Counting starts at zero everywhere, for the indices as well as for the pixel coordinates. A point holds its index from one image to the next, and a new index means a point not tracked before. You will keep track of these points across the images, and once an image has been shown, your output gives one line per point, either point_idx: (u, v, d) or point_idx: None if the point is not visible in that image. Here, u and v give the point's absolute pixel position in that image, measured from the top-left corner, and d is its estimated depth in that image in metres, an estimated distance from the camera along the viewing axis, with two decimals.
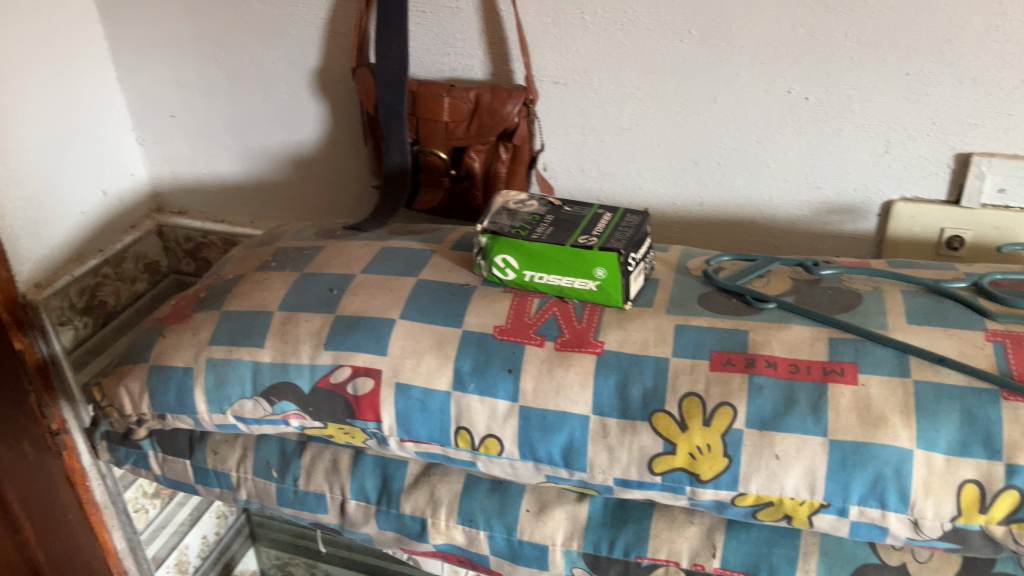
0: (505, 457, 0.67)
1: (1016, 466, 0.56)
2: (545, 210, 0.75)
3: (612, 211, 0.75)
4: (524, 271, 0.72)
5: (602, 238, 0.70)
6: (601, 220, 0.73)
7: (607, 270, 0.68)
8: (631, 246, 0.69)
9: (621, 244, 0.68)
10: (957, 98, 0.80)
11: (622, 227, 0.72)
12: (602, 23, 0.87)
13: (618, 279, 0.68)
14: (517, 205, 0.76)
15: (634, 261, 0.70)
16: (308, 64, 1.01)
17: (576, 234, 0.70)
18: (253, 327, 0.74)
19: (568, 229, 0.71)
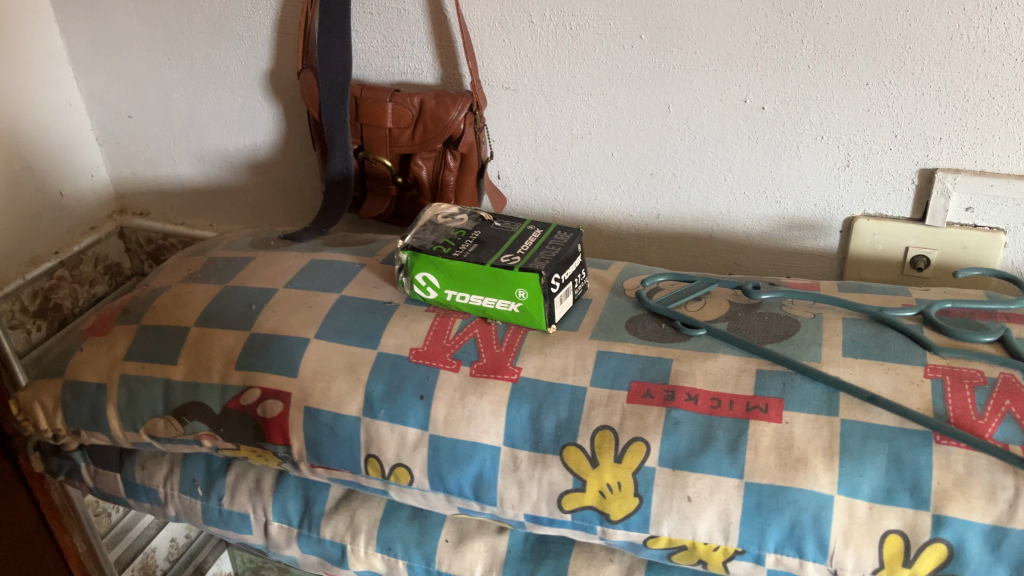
0: (415, 487, 0.64)
1: (943, 517, 0.52)
2: (474, 225, 0.71)
3: (544, 228, 0.70)
4: (445, 290, 0.68)
5: (526, 257, 0.65)
6: (530, 238, 0.69)
7: (529, 292, 0.64)
8: (555, 266, 0.64)
9: (543, 264, 0.64)
10: (920, 110, 0.75)
11: (550, 246, 0.68)
12: (551, 26, 0.83)
13: (539, 301, 0.64)
14: (445, 219, 0.72)
15: (560, 282, 0.66)
16: (259, 65, 0.98)
17: (499, 253, 0.66)
18: (168, 344, 0.71)
19: (492, 246, 0.68)
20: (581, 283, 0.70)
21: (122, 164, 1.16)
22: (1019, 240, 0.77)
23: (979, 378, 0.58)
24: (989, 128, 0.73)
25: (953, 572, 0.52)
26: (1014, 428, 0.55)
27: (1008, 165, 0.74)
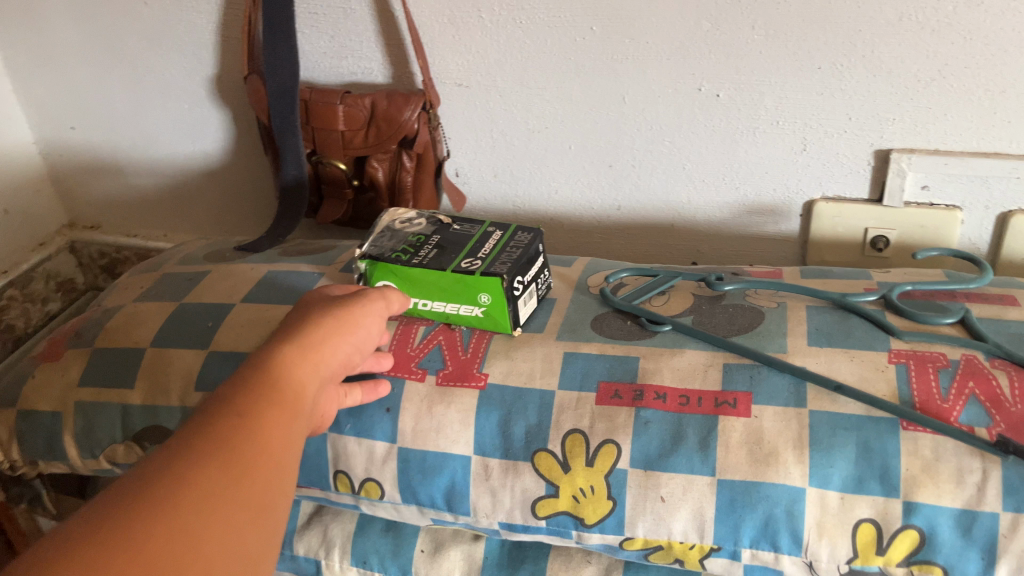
0: (387, 501, 0.63)
1: (914, 504, 0.53)
2: (433, 229, 0.70)
3: (504, 229, 0.69)
4: (407, 297, 0.67)
5: (488, 260, 0.64)
6: (490, 240, 0.67)
7: (492, 296, 0.63)
8: (517, 269, 0.63)
9: (505, 267, 0.63)
10: (872, 91, 0.74)
11: (511, 247, 0.66)
12: (501, 20, 0.81)
13: (503, 305, 0.63)
14: (403, 224, 0.70)
15: (523, 284, 0.65)
16: (204, 71, 0.95)
17: (460, 257, 0.65)
18: (124, 366, 0.69)
19: (452, 251, 0.66)
20: (545, 282, 0.69)
21: (68, 177, 1.12)
22: (975, 218, 0.78)
23: (942, 361, 0.58)
24: (941, 106, 0.73)
25: (926, 558, 0.52)
26: (978, 410, 0.55)
27: (960, 143, 0.75)
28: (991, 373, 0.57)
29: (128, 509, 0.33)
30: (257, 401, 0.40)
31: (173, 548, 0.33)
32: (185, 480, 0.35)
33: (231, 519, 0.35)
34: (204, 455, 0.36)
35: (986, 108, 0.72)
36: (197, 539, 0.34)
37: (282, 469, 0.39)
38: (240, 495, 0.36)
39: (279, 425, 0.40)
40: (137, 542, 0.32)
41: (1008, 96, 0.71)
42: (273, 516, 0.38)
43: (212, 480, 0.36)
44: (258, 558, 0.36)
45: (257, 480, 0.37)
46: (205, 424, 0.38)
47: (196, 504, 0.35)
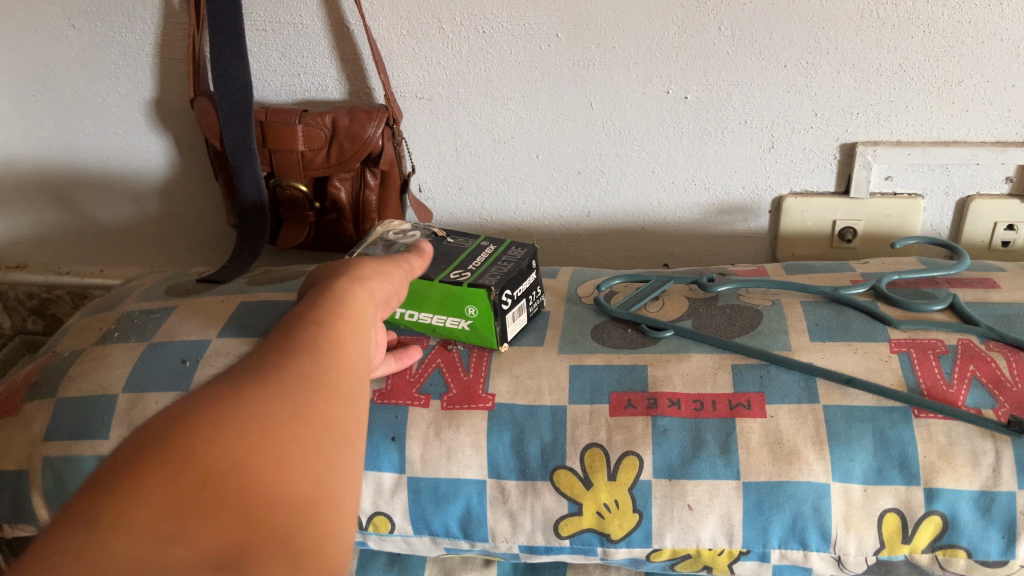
0: (397, 534, 0.60)
1: (935, 490, 0.53)
2: (424, 239, 0.67)
3: (497, 243, 0.67)
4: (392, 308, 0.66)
5: (477, 273, 0.62)
6: (482, 254, 0.65)
7: (478, 309, 0.61)
8: (507, 282, 0.61)
9: (495, 279, 0.61)
10: (836, 87, 0.76)
11: (502, 261, 0.64)
12: (463, 30, 0.79)
13: (490, 318, 0.61)
14: (397, 236, 0.67)
15: (512, 298, 0.63)
16: (141, 95, 0.88)
17: (449, 268, 0.63)
18: (95, 415, 0.64)
19: (442, 262, 0.64)
20: (535, 301, 0.68)
21: None
22: (935, 204, 0.81)
23: (940, 347, 0.60)
24: (902, 99, 0.76)
25: (950, 542, 0.53)
26: (983, 392, 0.56)
27: (920, 133, 0.77)
28: (988, 355, 0.58)
29: (236, 384, 0.34)
30: (343, 298, 0.41)
31: (283, 415, 0.34)
32: (284, 361, 0.36)
33: (332, 396, 0.36)
34: (305, 322, 0.39)
35: (944, 98, 0.75)
36: (304, 408, 0.34)
37: (371, 357, 0.40)
38: (338, 374, 0.37)
39: (361, 321, 0.41)
40: (249, 409, 0.33)
41: (964, 86, 0.74)
42: (369, 400, 0.38)
43: (311, 360, 0.36)
44: (361, 436, 0.36)
45: (351, 363, 0.38)
46: (297, 319, 0.39)
47: (298, 379, 0.35)
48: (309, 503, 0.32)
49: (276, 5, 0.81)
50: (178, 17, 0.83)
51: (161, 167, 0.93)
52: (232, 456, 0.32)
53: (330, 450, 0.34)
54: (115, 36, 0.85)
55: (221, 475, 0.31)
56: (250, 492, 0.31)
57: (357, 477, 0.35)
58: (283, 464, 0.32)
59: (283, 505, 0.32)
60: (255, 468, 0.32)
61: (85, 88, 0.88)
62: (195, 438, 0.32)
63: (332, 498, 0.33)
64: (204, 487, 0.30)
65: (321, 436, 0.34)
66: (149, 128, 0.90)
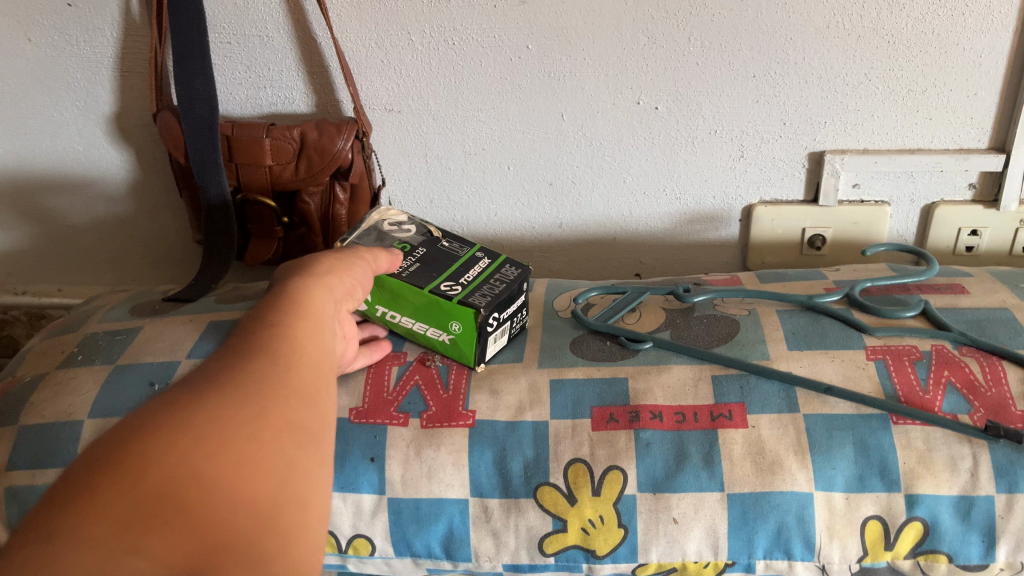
0: (378, 557, 0.59)
1: (916, 497, 0.54)
2: (421, 240, 0.67)
3: (492, 258, 0.66)
4: (377, 306, 0.66)
5: (467, 289, 0.62)
6: (476, 267, 0.65)
7: (463, 326, 0.61)
8: (496, 304, 0.61)
9: (484, 300, 0.60)
10: (804, 97, 0.77)
11: (494, 281, 0.63)
12: (432, 42, 0.78)
13: (472, 339, 0.61)
14: (392, 227, 0.68)
15: (498, 320, 0.62)
16: (100, 109, 0.86)
17: (439, 279, 0.63)
18: (59, 443, 0.61)
19: (435, 269, 0.64)
20: (521, 320, 0.67)
21: None
22: (901, 211, 0.82)
23: (915, 353, 0.60)
24: (868, 108, 0.77)
25: (931, 547, 0.54)
26: (958, 397, 0.57)
27: (886, 141, 0.79)
28: (962, 360, 0.59)
29: (197, 388, 0.35)
30: (298, 302, 0.42)
31: (242, 420, 0.34)
32: (241, 367, 0.36)
33: (290, 399, 0.36)
34: (263, 330, 0.39)
35: (908, 107, 0.77)
36: (262, 412, 0.35)
37: (327, 359, 0.41)
38: (296, 378, 0.37)
39: (317, 325, 0.41)
40: (208, 416, 0.34)
41: (928, 95, 0.76)
42: (328, 399, 0.39)
43: (268, 365, 0.37)
44: (322, 436, 0.37)
45: (308, 366, 0.39)
46: (253, 324, 0.39)
47: (256, 384, 0.36)
48: (269, 506, 0.33)
49: (240, 18, 0.79)
50: (139, 30, 0.81)
51: (122, 184, 0.91)
52: (192, 463, 0.32)
53: (290, 452, 0.35)
54: (73, 49, 0.82)
55: (180, 484, 0.32)
56: (209, 499, 0.32)
57: (320, 475, 0.36)
58: (242, 468, 0.33)
59: (244, 511, 0.32)
60: (216, 474, 0.32)
61: (41, 103, 0.86)
62: (155, 448, 0.32)
63: (294, 499, 0.34)
64: (164, 497, 0.31)
65: (283, 437, 0.35)
66: (109, 143, 0.88)
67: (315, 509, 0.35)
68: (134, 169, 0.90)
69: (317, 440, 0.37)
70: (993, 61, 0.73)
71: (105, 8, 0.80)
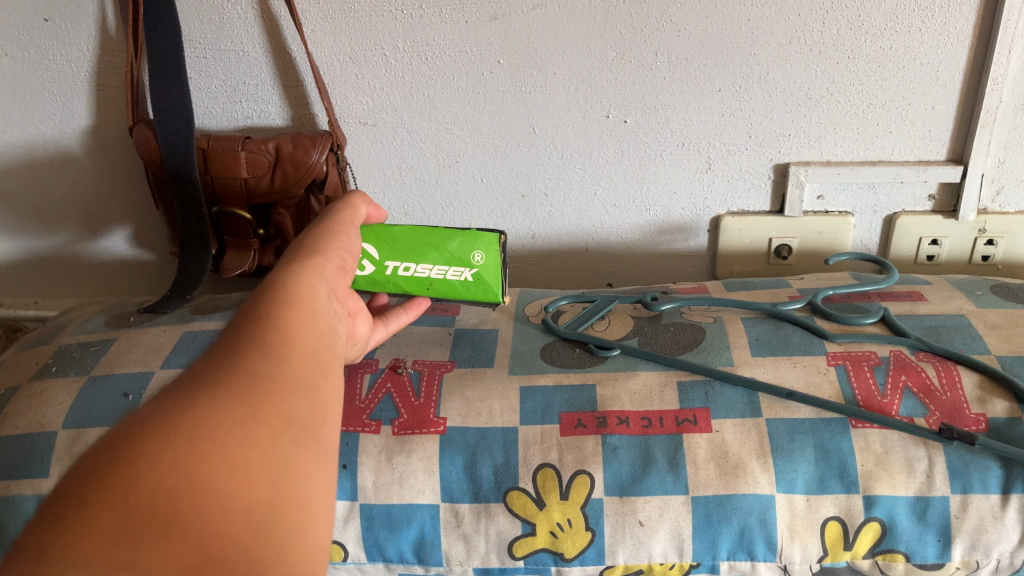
0: (351, 562, 0.60)
1: (874, 498, 0.55)
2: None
3: None
4: (385, 262, 0.57)
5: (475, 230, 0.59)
6: None
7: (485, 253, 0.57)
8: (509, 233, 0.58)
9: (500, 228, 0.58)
10: (768, 110, 0.79)
11: None
12: (405, 56, 0.80)
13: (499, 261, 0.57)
14: None
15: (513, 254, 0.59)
16: (75, 122, 0.86)
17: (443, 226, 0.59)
18: (33, 453, 0.62)
19: None
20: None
21: None
22: (864, 221, 0.84)
23: (874, 359, 0.62)
24: (830, 121, 0.79)
25: (889, 547, 0.55)
26: (915, 401, 0.59)
27: (848, 153, 0.81)
28: (919, 365, 0.61)
29: (186, 386, 0.31)
30: (293, 285, 0.38)
31: (236, 417, 0.30)
32: (232, 360, 0.32)
33: (288, 390, 0.32)
34: (251, 317, 0.35)
35: (869, 120, 0.79)
36: (257, 407, 0.31)
37: (324, 347, 0.36)
38: (292, 368, 0.33)
39: (311, 308, 0.37)
40: (198, 418, 0.29)
41: (888, 109, 0.78)
42: (329, 389, 0.35)
43: (261, 355, 0.33)
44: (323, 430, 0.33)
45: (305, 355, 0.35)
46: (241, 314, 0.35)
47: (250, 377, 0.32)
48: (273, 511, 0.29)
49: (216, 32, 0.80)
50: (115, 44, 0.82)
51: (98, 196, 0.91)
52: (185, 468, 0.28)
53: (291, 450, 0.31)
54: (49, 63, 0.83)
55: (172, 493, 0.27)
56: (208, 507, 0.27)
57: (324, 474, 0.32)
58: (240, 471, 0.29)
59: (246, 518, 0.28)
60: (211, 481, 0.28)
61: (17, 116, 0.86)
62: (142, 455, 0.28)
63: (298, 502, 0.30)
64: (156, 509, 0.27)
65: (280, 435, 0.31)
66: (85, 156, 0.89)
67: (321, 510, 0.31)
68: (110, 181, 0.90)
69: (319, 436, 0.33)
70: (949, 75, 0.76)
71: (81, 22, 0.81)
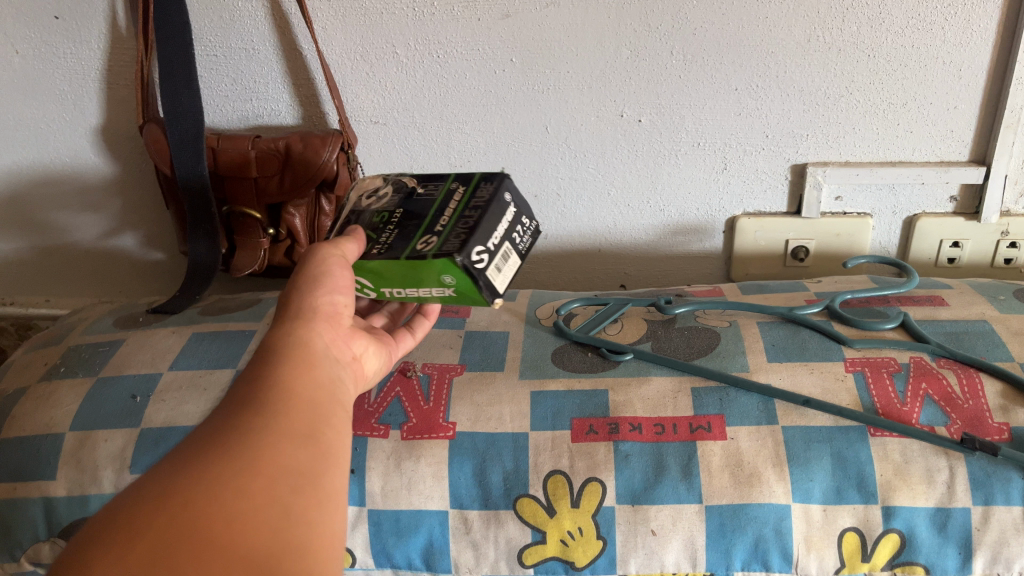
0: (359, 568, 0.59)
1: (893, 508, 0.54)
2: (395, 199, 0.52)
3: (467, 181, 0.50)
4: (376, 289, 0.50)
5: (443, 237, 0.46)
6: (447, 202, 0.49)
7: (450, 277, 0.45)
8: (477, 239, 0.45)
9: (464, 242, 0.45)
10: (785, 110, 0.78)
11: (470, 209, 0.48)
12: (417, 55, 0.79)
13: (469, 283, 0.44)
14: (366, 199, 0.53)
15: (489, 248, 0.46)
16: (86, 121, 0.86)
17: (412, 234, 0.47)
18: (39, 457, 0.61)
19: (408, 221, 0.48)
20: (524, 235, 0.50)
21: None
22: (884, 223, 0.83)
23: (893, 366, 0.61)
24: (849, 121, 0.78)
25: (908, 559, 0.54)
26: (935, 410, 0.57)
27: (867, 154, 0.79)
28: (940, 372, 0.59)
29: (186, 454, 0.34)
30: (279, 348, 0.41)
31: (233, 475, 0.33)
32: (225, 426, 0.36)
33: (283, 442, 0.36)
34: (244, 388, 0.38)
35: (889, 121, 0.77)
36: (253, 463, 0.34)
37: (319, 396, 0.40)
38: (286, 422, 0.37)
39: (301, 366, 0.41)
40: (196, 479, 0.33)
41: (909, 109, 0.77)
42: (328, 436, 0.38)
43: (255, 414, 0.36)
44: (323, 475, 0.36)
45: (299, 406, 0.38)
46: (237, 383, 0.39)
47: (242, 437, 0.35)
48: (280, 552, 0.32)
49: (226, 31, 0.80)
50: (126, 43, 0.81)
51: (109, 195, 0.91)
52: (185, 525, 0.31)
53: (290, 496, 0.34)
54: (60, 61, 0.82)
55: (173, 551, 0.30)
56: (209, 558, 0.30)
57: (327, 515, 0.35)
58: (239, 522, 0.32)
59: (248, 564, 0.31)
60: (211, 533, 0.31)
61: (28, 115, 0.86)
62: (145, 520, 0.31)
63: (303, 544, 0.33)
64: (160, 559, 0.30)
65: (278, 485, 0.34)
66: (96, 155, 0.88)
67: (329, 550, 0.34)
68: (121, 180, 0.90)
69: (319, 480, 0.36)
70: (972, 74, 0.74)
71: (92, 20, 0.80)
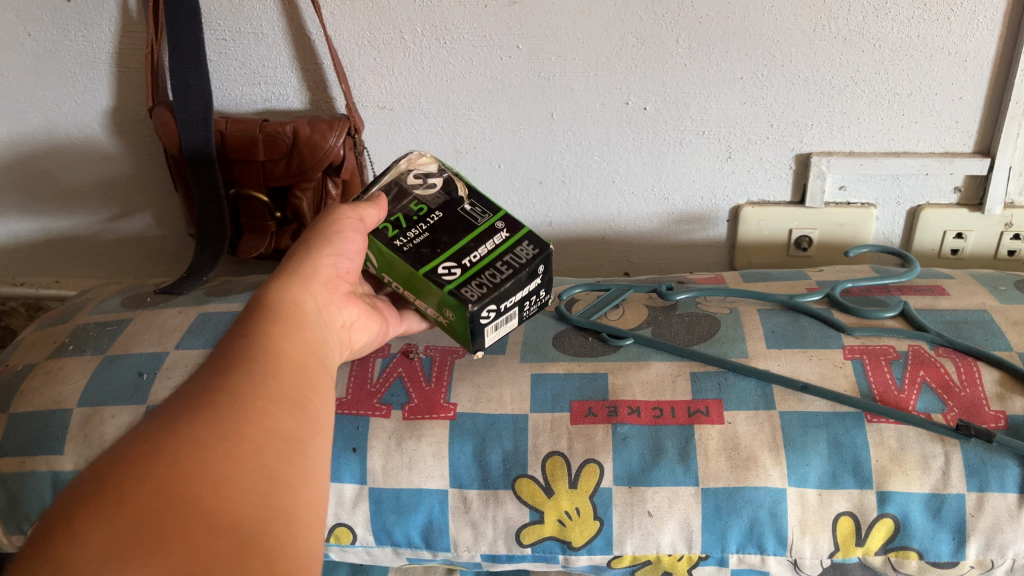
0: (359, 545, 0.60)
1: (888, 494, 0.54)
2: (441, 199, 0.57)
3: (512, 227, 0.56)
4: None
5: (469, 276, 0.53)
6: (490, 241, 0.55)
7: (455, 317, 0.53)
8: (490, 299, 0.52)
9: (473, 298, 0.52)
10: (791, 100, 0.78)
11: (504, 262, 0.54)
12: (424, 42, 0.79)
13: (467, 331, 0.53)
14: (422, 176, 0.59)
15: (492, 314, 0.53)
16: (97, 104, 0.87)
17: (445, 254, 0.54)
18: (47, 432, 0.62)
19: (444, 236, 0.55)
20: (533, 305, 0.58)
21: None
22: (887, 214, 0.83)
23: (892, 353, 0.61)
24: (854, 110, 0.78)
25: (902, 544, 0.54)
26: (932, 397, 0.57)
27: (872, 144, 0.80)
28: (938, 361, 0.60)
29: (180, 407, 0.35)
30: (266, 312, 0.43)
31: (224, 437, 0.34)
32: (216, 384, 0.37)
33: (272, 409, 0.37)
34: (234, 348, 0.39)
35: (893, 111, 0.78)
36: (242, 427, 0.35)
37: (306, 367, 0.41)
38: (273, 388, 0.38)
39: (291, 335, 0.42)
40: (187, 437, 0.34)
41: (914, 99, 0.77)
42: (314, 405, 0.40)
43: (246, 376, 0.38)
44: (308, 444, 0.38)
45: (287, 373, 0.40)
46: (228, 340, 0.40)
47: (231, 399, 0.36)
48: (264, 518, 0.33)
49: (235, 15, 0.80)
50: (136, 26, 0.82)
51: (119, 178, 0.92)
52: (174, 482, 0.32)
53: (276, 463, 0.35)
54: (72, 44, 0.83)
55: (161, 505, 0.31)
56: (197, 513, 0.31)
57: (308, 486, 0.36)
58: (227, 484, 0.33)
59: (235, 525, 0.31)
60: (197, 490, 0.32)
61: (39, 98, 0.87)
62: (133, 474, 0.32)
63: (286, 512, 0.34)
64: (150, 514, 0.30)
65: (265, 450, 0.35)
66: (107, 138, 0.89)
67: (309, 522, 0.35)
68: (130, 162, 0.90)
69: (302, 450, 0.37)
70: (978, 65, 0.74)
71: (102, 3, 0.81)
